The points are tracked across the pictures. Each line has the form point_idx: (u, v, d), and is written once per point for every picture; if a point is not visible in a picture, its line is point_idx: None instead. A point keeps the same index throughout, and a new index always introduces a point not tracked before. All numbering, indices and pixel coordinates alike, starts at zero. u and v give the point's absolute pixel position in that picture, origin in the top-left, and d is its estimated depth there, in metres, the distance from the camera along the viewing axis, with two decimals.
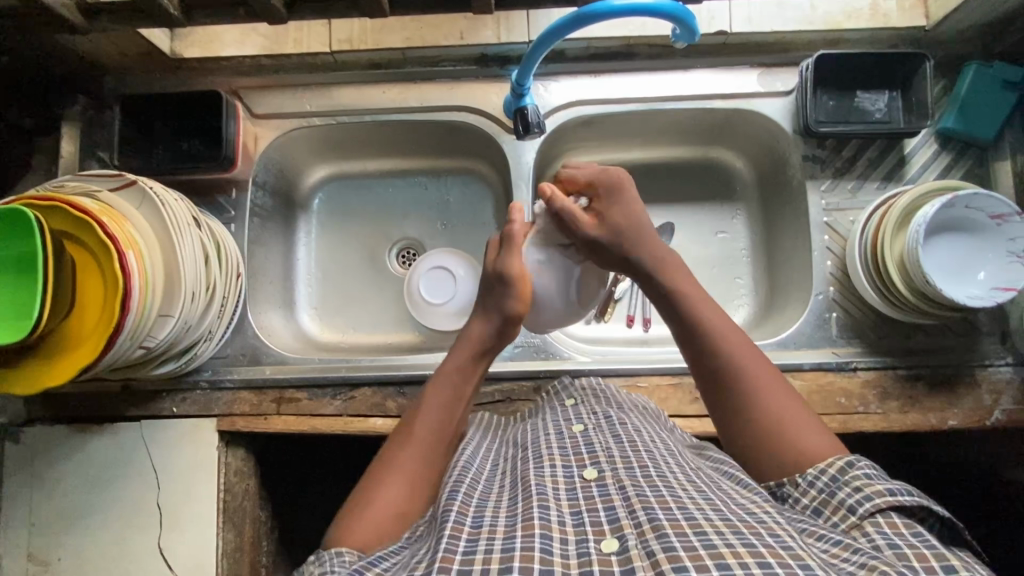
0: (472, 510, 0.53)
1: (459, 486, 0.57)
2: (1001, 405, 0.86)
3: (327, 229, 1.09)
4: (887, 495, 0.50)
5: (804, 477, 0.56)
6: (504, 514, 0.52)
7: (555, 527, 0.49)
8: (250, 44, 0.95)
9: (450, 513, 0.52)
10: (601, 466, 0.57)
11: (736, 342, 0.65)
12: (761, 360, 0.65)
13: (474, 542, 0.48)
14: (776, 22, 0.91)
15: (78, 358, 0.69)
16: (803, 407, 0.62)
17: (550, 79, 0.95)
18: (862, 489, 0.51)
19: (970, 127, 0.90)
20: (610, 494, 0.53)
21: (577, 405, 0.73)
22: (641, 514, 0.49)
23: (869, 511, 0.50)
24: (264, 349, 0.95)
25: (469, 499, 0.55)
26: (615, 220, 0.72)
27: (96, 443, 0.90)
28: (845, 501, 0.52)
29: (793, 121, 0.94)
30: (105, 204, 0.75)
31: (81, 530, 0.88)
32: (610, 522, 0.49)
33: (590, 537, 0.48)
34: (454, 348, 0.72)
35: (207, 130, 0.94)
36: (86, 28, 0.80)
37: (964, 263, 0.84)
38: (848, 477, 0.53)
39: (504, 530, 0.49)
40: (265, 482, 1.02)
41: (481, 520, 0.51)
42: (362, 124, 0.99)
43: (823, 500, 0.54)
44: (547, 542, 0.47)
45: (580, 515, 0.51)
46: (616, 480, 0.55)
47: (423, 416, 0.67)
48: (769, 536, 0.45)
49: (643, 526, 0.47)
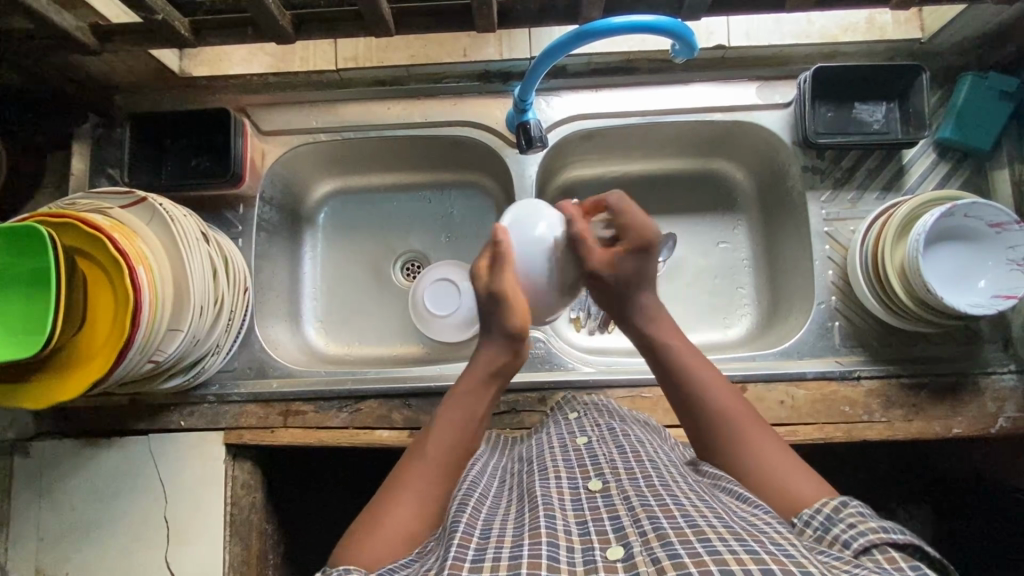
0: (481, 523, 0.54)
1: (467, 498, 0.58)
2: (1005, 413, 0.87)
3: (332, 243, 1.10)
4: (880, 532, 0.49)
5: (800, 517, 0.55)
6: (512, 525, 0.53)
7: (561, 536, 0.49)
8: (257, 63, 0.97)
9: (459, 523, 0.53)
10: (605, 478, 0.58)
11: (713, 388, 0.68)
12: (743, 405, 0.66)
13: (481, 552, 0.49)
14: (772, 37, 0.93)
15: (89, 374, 0.70)
16: (792, 455, 0.62)
17: (552, 94, 0.97)
18: (856, 525, 0.51)
19: (966, 137, 0.91)
20: (614, 503, 0.54)
21: (581, 418, 0.74)
22: (646, 523, 0.49)
23: (863, 545, 0.49)
24: (271, 362, 0.96)
25: (477, 512, 0.56)
26: (623, 271, 0.75)
27: (104, 458, 0.91)
28: (840, 535, 0.51)
29: (792, 133, 0.95)
30: (116, 220, 0.76)
31: (90, 545, 0.89)
32: (614, 530, 0.50)
33: (595, 545, 0.48)
34: (462, 373, 0.72)
35: (216, 146, 0.96)
36: (99, 49, 0.81)
37: (964, 271, 0.85)
38: (843, 515, 0.53)
39: (512, 539, 0.50)
40: (271, 495, 1.02)
41: (489, 532, 0.52)
42: (366, 140, 1.01)
43: (816, 537, 0.53)
44: (554, 549, 0.48)
45: (585, 525, 0.51)
46: (621, 490, 0.55)
47: (435, 435, 0.67)
48: (772, 544, 0.46)
49: (648, 534, 0.48)
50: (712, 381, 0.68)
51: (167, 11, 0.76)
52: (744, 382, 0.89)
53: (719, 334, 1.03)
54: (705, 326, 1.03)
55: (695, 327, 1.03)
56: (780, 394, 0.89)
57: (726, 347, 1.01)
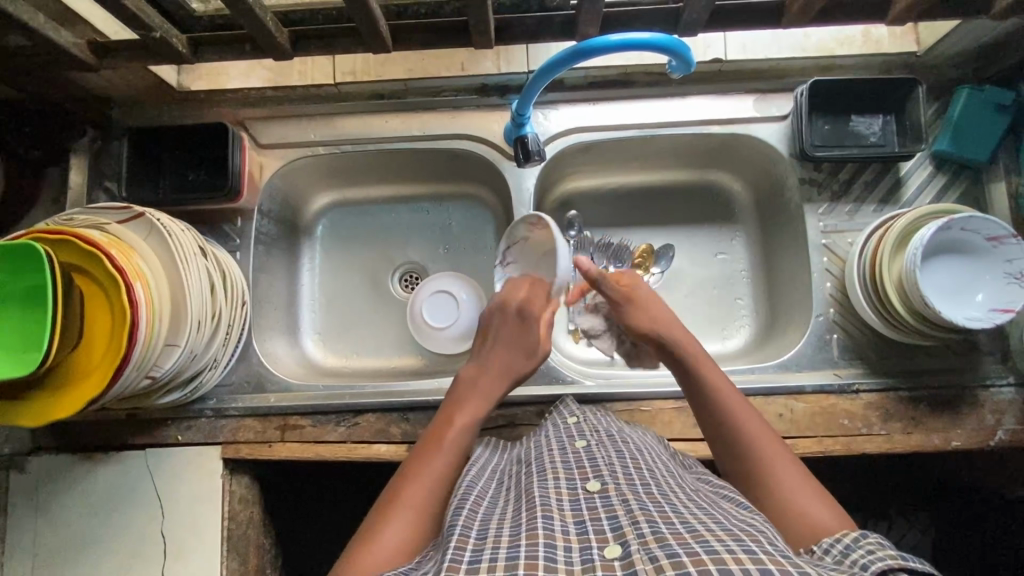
0: (477, 524, 0.54)
1: (465, 502, 0.58)
2: (1004, 425, 0.87)
3: (330, 256, 1.10)
4: (897, 558, 0.49)
5: (820, 544, 0.56)
6: (509, 523, 0.53)
7: (559, 536, 0.49)
8: (255, 77, 0.99)
9: (455, 526, 0.53)
10: (603, 479, 0.58)
11: (752, 430, 0.67)
12: (778, 447, 0.66)
13: (478, 553, 0.49)
14: (769, 50, 0.95)
15: (88, 385, 0.70)
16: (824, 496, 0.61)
17: (549, 108, 0.97)
18: (874, 551, 0.50)
19: (962, 149, 0.91)
20: (613, 505, 0.53)
21: (580, 422, 0.73)
22: (644, 526, 0.49)
23: (883, 568, 0.48)
24: (268, 376, 0.96)
25: (473, 513, 0.56)
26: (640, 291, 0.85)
27: (100, 473, 0.90)
28: (858, 560, 0.50)
29: (788, 146, 0.95)
30: (113, 236, 0.76)
31: (85, 561, 0.88)
32: (612, 529, 0.50)
33: (594, 545, 0.48)
34: (464, 394, 0.75)
35: (213, 161, 0.96)
36: (97, 65, 0.81)
37: (964, 284, 0.85)
38: (862, 544, 0.52)
39: (509, 539, 0.50)
40: (268, 509, 1.02)
41: (485, 532, 0.52)
42: (364, 152, 1.00)
43: (835, 561, 0.52)
44: (552, 550, 0.48)
45: (583, 525, 0.51)
46: (619, 493, 0.55)
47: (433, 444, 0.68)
48: (768, 544, 0.46)
49: (646, 537, 0.47)
50: (750, 421, 0.68)
51: (164, 29, 0.76)
52: (742, 396, 0.89)
53: (718, 346, 1.03)
54: (704, 338, 1.03)
55: (694, 339, 1.03)
56: (778, 407, 0.89)
57: (725, 359, 1.01)
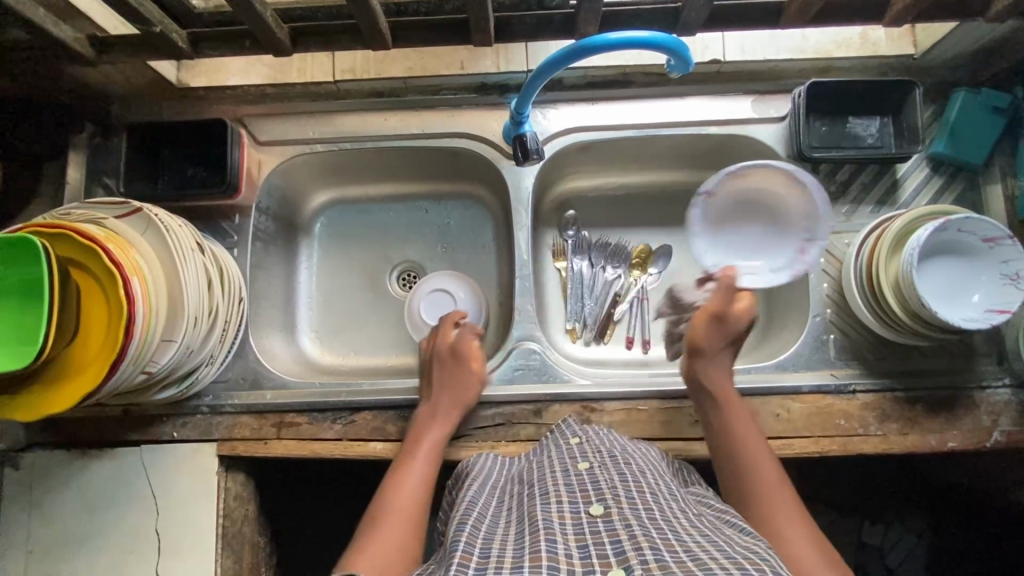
0: (480, 542, 0.54)
1: (466, 518, 0.58)
2: (1000, 426, 0.87)
3: (328, 254, 1.10)
4: None
5: None
6: (512, 545, 0.53)
7: (562, 560, 0.49)
8: (255, 73, 0.99)
9: (457, 543, 0.53)
10: (607, 503, 0.57)
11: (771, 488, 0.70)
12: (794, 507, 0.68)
13: (481, 572, 0.49)
14: (766, 52, 0.95)
15: (83, 381, 0.69)
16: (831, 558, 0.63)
17: (549, 107, 0.97)
18: None
19: (959, 151, 0.91)
20: (616, 529, 0.53)
21: (583, 442, 0.72)
22: (647, 553, 0.48)
23: None
24: (265, 373, 0.96)
25: (475, 531, 0.56)
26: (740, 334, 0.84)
27: (95, 470, 0.90)
28: None
29: (786, 147, 0.95)
30: (110, 231, 0.75)
31: (79, 558, 0.88)
32: (616, 554, 0.50)
33: (598, 569, 0.48)
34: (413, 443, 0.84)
35: (212, 157, 0.96)
36: (97, 59, 0.82)
37: (959, 284, 0.85)
38: None
39: (512, 560, 0.50)
40: (263, 506, 1.01)
41: (488, 551, 0.52)
42: (362, 151, 1.00)
43: None
44: (554, 572, 0.48)
45: (586, 549, 0.51)
46: (621, 517, 0.55)
47: (398, 488, 0.77)
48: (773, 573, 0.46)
49: (649, 563, 0.47)
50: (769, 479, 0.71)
51: (163, 23, 0.77)
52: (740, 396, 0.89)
53: None
54: None
55: None
56: (776, 407, 0.89)
57: None
